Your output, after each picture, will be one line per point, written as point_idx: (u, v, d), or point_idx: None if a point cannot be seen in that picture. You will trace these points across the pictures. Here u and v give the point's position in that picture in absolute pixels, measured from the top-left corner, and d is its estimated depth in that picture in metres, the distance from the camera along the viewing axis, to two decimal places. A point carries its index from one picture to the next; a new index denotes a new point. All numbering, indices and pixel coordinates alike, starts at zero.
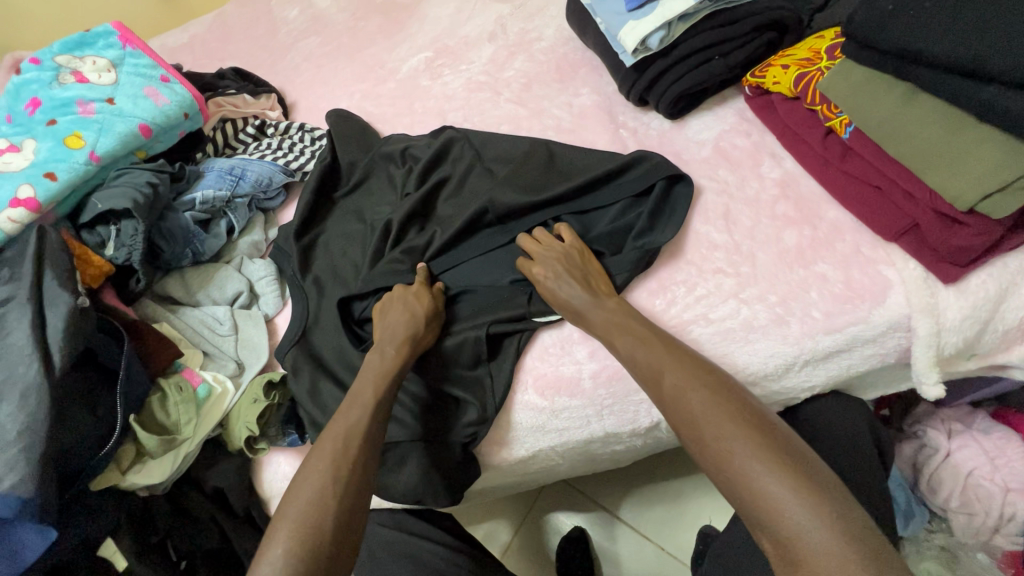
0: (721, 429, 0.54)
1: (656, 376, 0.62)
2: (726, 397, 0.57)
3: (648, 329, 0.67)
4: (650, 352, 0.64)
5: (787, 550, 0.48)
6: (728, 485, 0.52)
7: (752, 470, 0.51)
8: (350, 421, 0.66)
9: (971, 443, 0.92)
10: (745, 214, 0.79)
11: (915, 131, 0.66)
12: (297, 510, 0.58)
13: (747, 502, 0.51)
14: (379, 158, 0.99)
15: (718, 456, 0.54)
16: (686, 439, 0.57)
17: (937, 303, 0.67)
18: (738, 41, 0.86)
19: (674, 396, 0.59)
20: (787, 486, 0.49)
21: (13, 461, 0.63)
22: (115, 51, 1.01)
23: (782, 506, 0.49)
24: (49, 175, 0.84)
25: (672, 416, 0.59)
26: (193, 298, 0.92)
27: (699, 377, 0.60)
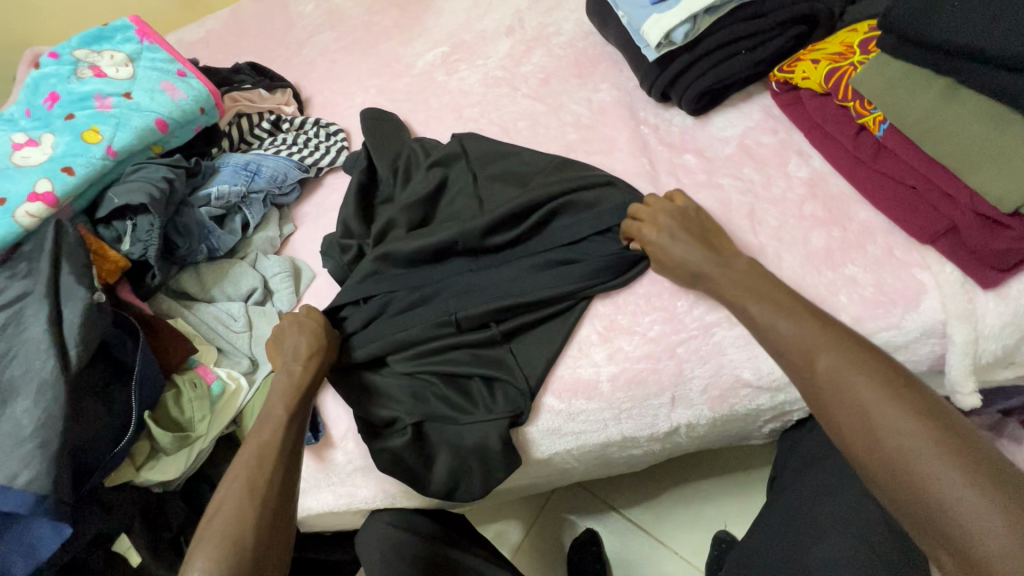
0: (899, 426, 0.51)
1: (808, 358, 0.58)
2: (902, 391, 0.53)
3: (797, 306, 0.62)
4: (804, 331, 0.59)
5: (965, 552, 0.45)
6: (904, 486, 0.49)
7: (940, 474, 0.48)
8: (260, 439, 0.66)
9: (1001, 453, 0.89)
10: (771, 214, 0.76)
11: (955, 129, 0.64)
12: (216, 531, 0.58)
13: (927, 507, 0.48)
14: (413, 159, 0.93)
15: (892, 453, 0.50)
16: (849, 429, 0.54)
17: (974, 309, 0.64)
18: (766, 36, 0.83)
19: (833, 383, 0.55)
20: (987, 497, 0.45)
21: (29, 457, 0.63)
22: (132, 45, 1.00)
23: (978, 517, 0.45)
24: (67, 170, 0.84)
25: (830, 403, 0.55)
26: (208, 294, 0.91)
27: (863, 365, 0.55)
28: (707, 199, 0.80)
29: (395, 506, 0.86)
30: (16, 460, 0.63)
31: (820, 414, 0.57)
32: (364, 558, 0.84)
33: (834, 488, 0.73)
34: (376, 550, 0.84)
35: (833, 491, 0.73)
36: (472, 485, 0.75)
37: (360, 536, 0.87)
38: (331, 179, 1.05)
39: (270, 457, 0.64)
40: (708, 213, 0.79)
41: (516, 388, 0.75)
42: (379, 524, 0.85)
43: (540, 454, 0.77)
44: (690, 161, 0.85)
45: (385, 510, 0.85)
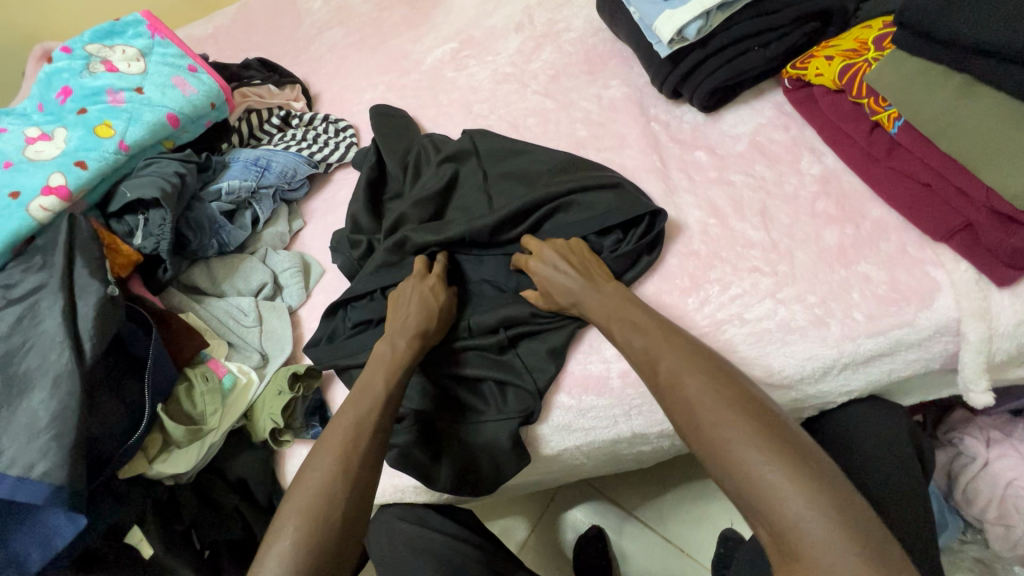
0: (718, 418, 0.52)
1: (652, 365, 0.60)
2: (722, 383, 0.55)
3: (647, 316, 0.65)
4: (645, 340, 0.62)
5: (783, 542, 0.47)
6: (731, 483, 0.50)
7: (749, 459, 0.49)
8: (358, 414, 0.65)
9: (1010, 453, 0.88)
10: (783, 211, 0.76)
11: (972, 126, 0.63)
12: (304, 500, 0.58)
13: (744, 492, 0.49)
14: (423, 154, 0.93)
15: (714, 445, 0.52)
16: (684, 429, 0.55)
17: (989, 307, 0.64)
18: (779, 32, 0.83)
19: (670, 385, 0.57)
20: (789, 479, 0.48)
21: (46, 448, 0.63)
22: (144, 40, 1.00)
23: (783, 498, 0.47)
24: (79, 164, 0.84)
25: (669, 404, 0.57)
26: (219, 289, 0.92)
27: (694, 364, 0.57)
28: (719, 196, 0.80)
29: (404, 501, 0.86)
30: (33, 451, 0.63)
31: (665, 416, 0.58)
32: (375, 551, 0.85)
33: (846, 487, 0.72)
34: (386, 544, 0.84)
35: None
36: (480, 484, 0.75)
37: (369, 530, 0.87)
38: (341, 175, 1.05)
39: (363, 436, 0.63)
40: (720, 209, 0.79)
41: (522, 389, 0.75)
42: (387, 518, 0.85)
43: (548, 450, 0.77)
44: (701, 158, 0.84)
45: (393, 505, 0.86)
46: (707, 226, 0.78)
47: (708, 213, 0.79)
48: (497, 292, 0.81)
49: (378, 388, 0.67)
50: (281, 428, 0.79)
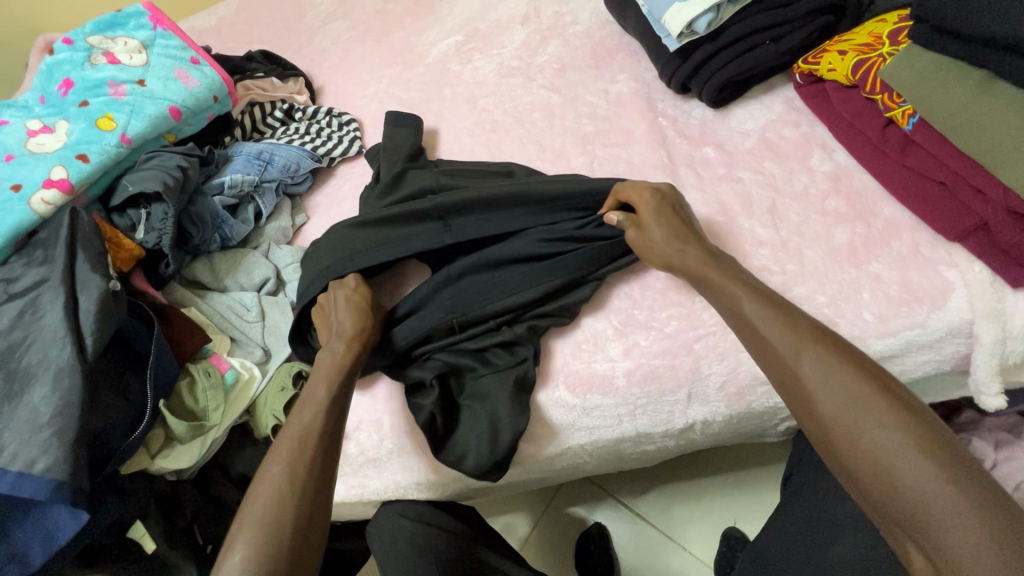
0: (878, 424, 0.50)
1: (794, 355, 0.56)
2: (882, 389, 0.52)
3: (780, 303, 0.61)
4: (784, 329, 0.58)
5: (941, 560, 0.45)
6: (887, 495, 0.48)
7: (917, 474, 0.47)
8: (302, 423, 0.64)
9: (1020, 455, 0.87)
10: (793, 209, 0.75)
11: (989, 123, 0.62)
12: (254, 517, 0.57)
13: (899, 503, 0.47)
14: (420, 166, 0.90)
15: (870, 451, 0.49)
16: (830, 432, 0.52)
17: (1003, 309, 0.63)
18: (791, 25, 0.81)
19: (817, 381, 0.53)
20: (960, 497, 0.46)
21: (47, 444, 0.63)
22: (146, 32, 0.99)
23: (948, 515, 0.45)
24: (81, 157, 0.83)
25: (811, 403, 0.54)
26: (221, 284, 0.91)
27: (848, 362, 0.54)
28: (727, 193, 0.79)
29: (406, 497, 0.85)
30: (34, 446, 0.63)
31: (802, 414, 0.55)
32: (375, 547, 0.85)
33: None
34: (387, 541, 0.84)
35: None
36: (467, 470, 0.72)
37: (370, 526, 0.87)
38: (343, 169, 1.04)
39: (308, 446, 0.62)
40: (728, 207, 0.78)
41: (500, 376, 0.74)
42: (388, 515, 0.85)
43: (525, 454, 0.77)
44: (709, 154, 0.83)
45: (394, 501, 0.85)
46: (715, 224, 0.77)
47: (716, 210, 0.78)
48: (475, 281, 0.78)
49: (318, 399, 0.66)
50: (282, 425, 0.81)
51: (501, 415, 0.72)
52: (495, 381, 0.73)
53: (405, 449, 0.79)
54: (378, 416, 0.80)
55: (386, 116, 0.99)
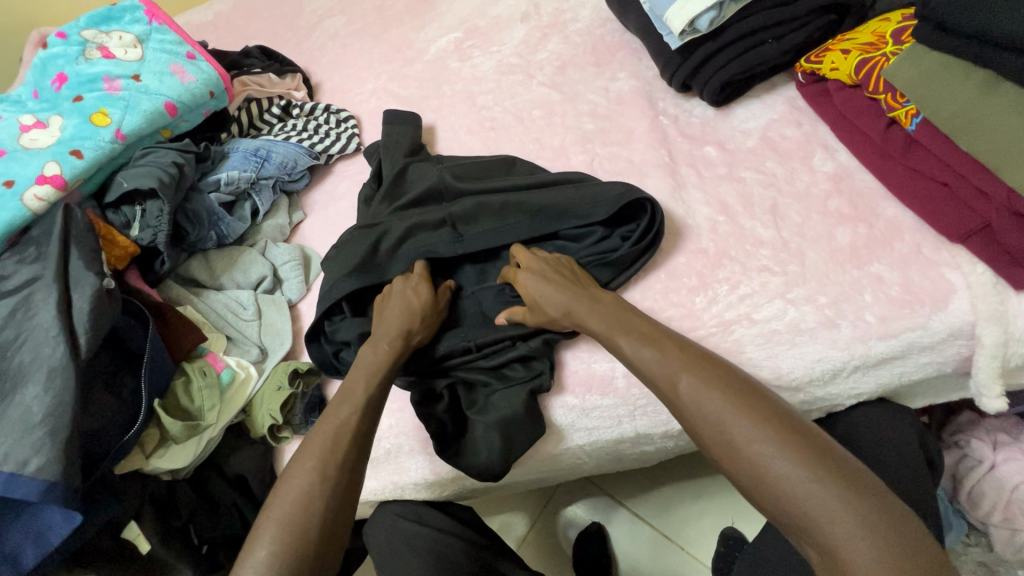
0: (752, 437, 0.51)
1: (671, 382, 0.57)
2: (752, 400, 0.53)
3: (652, 329, 0.62)
4: (660, 355, 0.59)
5: (833, 561, 0.46)
6: (774, 504, 0.49)
7: (793, 479, 0.48)
8: (338, 420, 0.64)
9: (1018, 456, 0.87)
10: (794, 209, 0.75)
11: (993, 124, 0.61)
12: (286, 512, 0.57)
13: (786, 509, 0.48)
14: (420, 162, 0.89)
15: (751, 465, 0.50)
16: (716, 448, 0.53)
17: (1006, 311, 0.63)
18: (793, 24, 0.80)
19: (694, 406, 0.55)
20: (836, 494, 0.47)
21: (40, 444, 0.62)
22: (141, 26, 0.98)
23: (826, 514, 0.46)
24: (74, 153, 0.82)
25: (696, 424, 0.54)
26: (217, 282, 0.90)
27: (716, 380, 0.55)
28: (728, 193, 0.78)
29: (404, 498, 0.85)
30: (27, 447, 0.62)
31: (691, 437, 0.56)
32: (373, 548, 0.84)
33: None
34: (384, 541, 0.83)
35: None
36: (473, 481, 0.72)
37: (367, 527, 0.87)
38: (341, 166, 1.03)
39: (344, 446, 0.61)
40: (729, 207, 0.77)
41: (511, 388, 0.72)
42: (386, 515, 0.85)
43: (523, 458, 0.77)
44: (710, 154, 0.83)
45: (392, 501, 0.85)
46: (716, 224, 0.76)
47: (717, 210, 0.77)
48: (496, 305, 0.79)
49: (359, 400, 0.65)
50: (280, 424, 0.78)
51: (507, 424, 0.70)
52: (508, 395, 0.72)
53: (403, 449, 0.79)
54: None
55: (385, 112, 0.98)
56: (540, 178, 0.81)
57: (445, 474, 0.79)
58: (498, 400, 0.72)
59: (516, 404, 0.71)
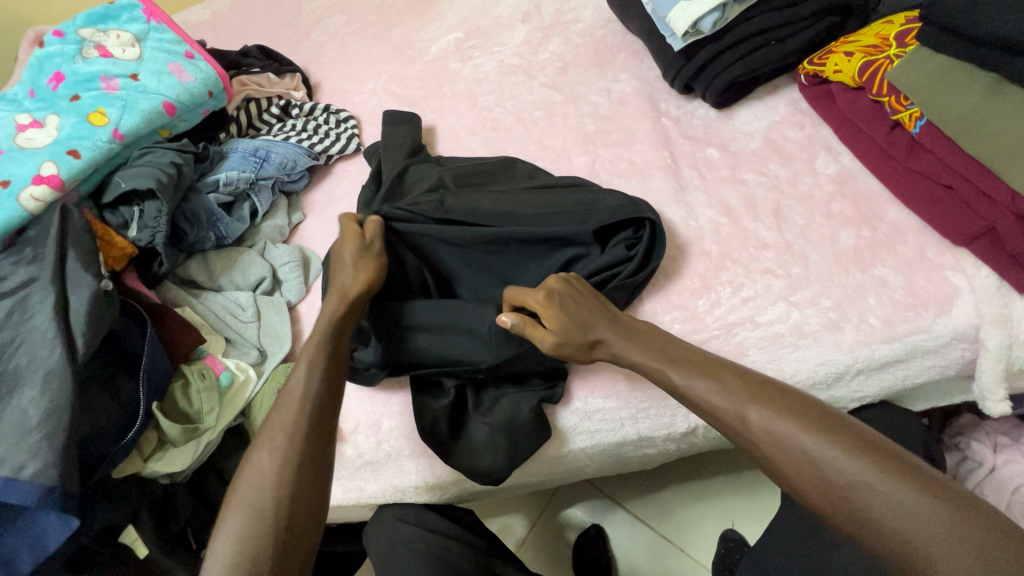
0: (839, 466, 0.50)
1: (739, 416, 0.56)
2: (829, 430, 0.52)
3: (706, 358, 0.61)
4: (723, 387, 0.58)
5: None
6: (879, 539, 0.47)
7: (893, 509, 0.47)
8: (292, 394, 0.63)
9: (1019, 459, 0.87)
10: (797, 211, 0.74)
11: (998, 128, 0.61)
12: (247, 494, 0.57)
13: (891, 541, 0.47)
14: (421, 165, 0.88)
15: (843, 498, 0.49)
16: (801, 484, 0.52)
17: (1010, 314, 0.62)
18: (796, 26, 0.80)
19: (770, 439, 0.53)
20: (943, 518, 0.46)
21: (36, 449, 0.61)
22: (139, 25, 0.97)
23: (937, 542, 0.45)
24: (72, 153, 0.81)
25: (775, 461, 0.53)
26: (216, 283, 0.89)
27: (786, 411, 0.54)
28: (731, 195, 0.78)
29: (403, 501, 0.85)
30: (23, 451, 0.61)
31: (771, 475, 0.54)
32: (373, 552, 0.83)
33: None
34: (384, 545, 0.83)
35: None
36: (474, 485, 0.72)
37: (367, 530, 0.86)
38: (341, 167, 1.03)
39: (293, 419, 0.60)
40: (732, 209, 0.77)
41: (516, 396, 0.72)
42: (385, 518, 0.84)
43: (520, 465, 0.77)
44: (713, 155, 0.82)
45: (392, 504, 0.84)
46: (719, 226, 0.76)
47: (720, 212, 0.77)
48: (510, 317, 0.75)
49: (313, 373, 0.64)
50: None
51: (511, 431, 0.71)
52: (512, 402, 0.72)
53: (404, 452, 0.78)
54: (375, 419, 0.79)
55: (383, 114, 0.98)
56: (542, 182, 0.81)
57: (446, 477, 0.78)
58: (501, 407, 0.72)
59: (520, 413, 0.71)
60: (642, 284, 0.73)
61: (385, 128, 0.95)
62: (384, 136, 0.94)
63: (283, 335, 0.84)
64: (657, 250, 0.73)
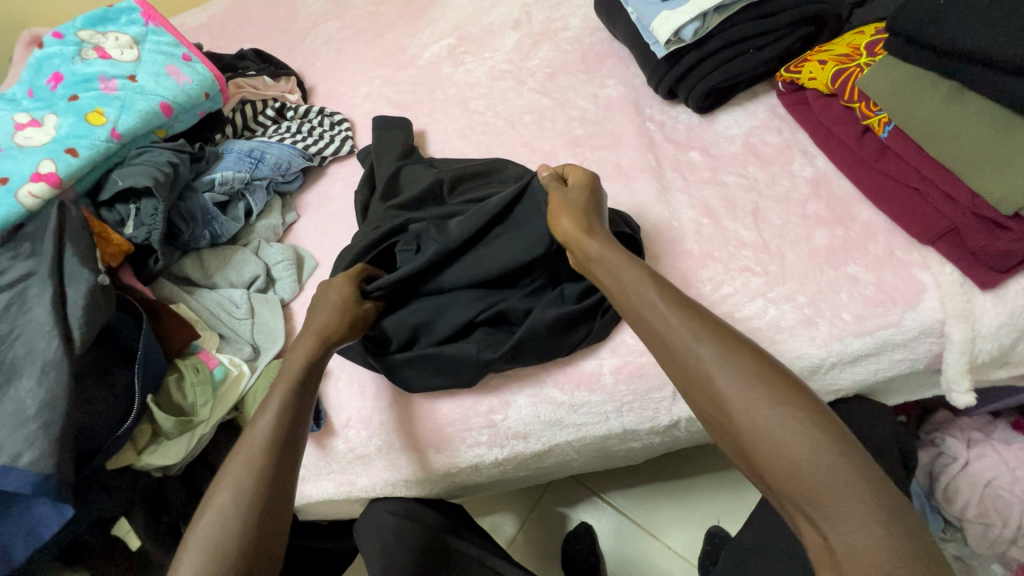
0: (773, 405, 0.52)
1: (691, 351, 0.57)
2: (774, 377, 0.54)
3: (680, 297, 0.62)
4: (685, 319, 0.58)
5: (840, 543, 0.47)
6: (788, 483, 0.50)
7: (807, 456, 0.49)
8: (256, 430, 0.61)
9: (991, 453, 0.90)
10: (775, 212, 0.78)
11: (958, 133, 0.65)
12: (204, 537, 0.55)
13: (794, 479, 0.49)
14: (418, 166, 0.91)
15: (768, 438, 0.51)
16: (735, 420, 0.53)
17: (973, 309, 0.66)
18: (774, 35, 0.84)
19: (715, 372, 0.55)
20: (850, 471, 0.48)
21: (33, 437, 0.62)
22: (138, 27, 0.99)
23: (835, 487, 0.48)
24: (70, 151, 0.83)
25: (716, 394, 0.55)
26: (210, 280, 0.91)
27: (739, 354, 0.55)
28: (712, 196, 0.81)
29: (394, 495, 0.86)
30: (20, 439, 0.62)
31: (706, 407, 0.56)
32: (363, 544, 0.85)
33: None
34: (374, 538, 0.84)
35: None
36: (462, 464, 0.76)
37: (358, 523, 0.87)
38: (334, 168, 1.05)
39: (261, 453, 0.59)
40: (712, 210, 0.80)
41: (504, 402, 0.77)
42: (376, 512, 0.85)
43: (497, 457, 0.79)
44: (695, 158, 0.85)
45: (383, 499, 0.86)
46: (700, 226, 0.79)
47: (701, 213, 0.80)
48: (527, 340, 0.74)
49: (283, 402, 0.64)
50: None
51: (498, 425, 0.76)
52: (471, 347, 0.74)
53: (394, 446, 0.80)
54: (366, 414, 0.80)
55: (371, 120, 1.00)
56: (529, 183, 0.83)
57: (436, 471, 0.80)
58: (464, 354, 0.74)
59: (476, 361, 0.74)
60: None
61: (375, 133, 0.97)
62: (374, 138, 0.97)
63: (274, 338, 0.86)
64: (636, 249, 0.75)
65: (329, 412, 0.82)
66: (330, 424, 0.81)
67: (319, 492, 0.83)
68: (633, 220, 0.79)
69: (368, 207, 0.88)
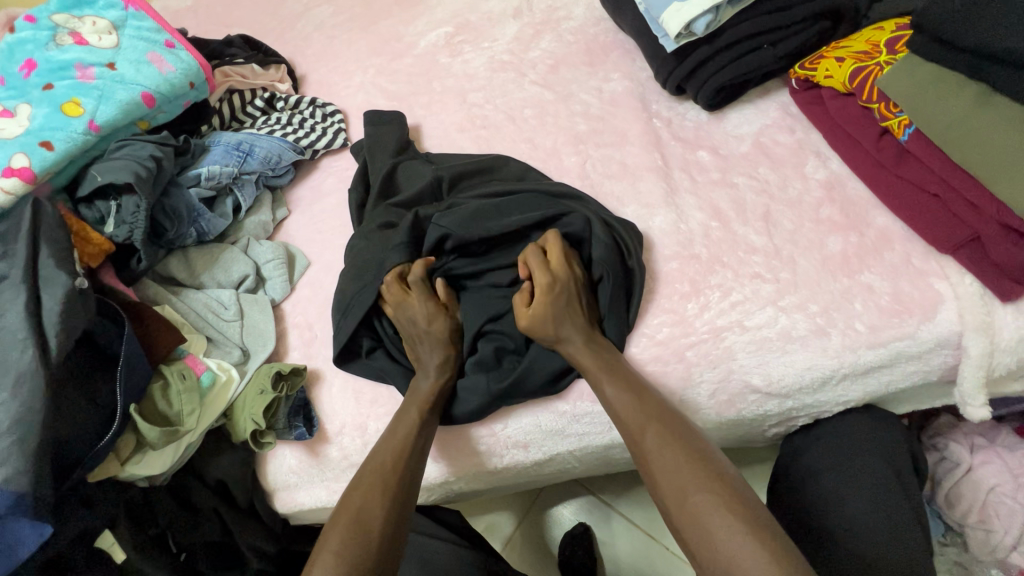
0: (700, 491, 0.54)
1: (639, 431, 0.60)
2: (703, 458, 0.56)
3: (631, 378, 0.65)
4: (632, 402, 0.62)
5: None
6: (710, 561, 0.51)
7: (726, 534, 0.51)
8: (394, 442, 0.66)
9: (994, 460, 0.89)
10: (787, 216, 0.75)
11: (984, 139, 0.62)
12: (340, 533, 0.58)
13: (714, 554, 0.51)
14: (418, 160, 0.88)
15: (693, 517, 0.53)
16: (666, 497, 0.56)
17: (992, 321, 0.64)
18: (789, 30, 0.80)
19: (656, 454, 0.58)
20: (765, 549, 0.49)
21: (7, 454, 0.59)
22: (116, 11, 0.93)
23: (752, 566, 0.48)
24: (45, 145, 0.78)
25: (651, 474, 0.58)
26: (197, 280, 0.87)
27: (675, 436, 0.59)
28: (721, 198, 0.78)
29: None
30: None
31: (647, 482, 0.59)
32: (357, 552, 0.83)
33: (839, 498, 0.70)
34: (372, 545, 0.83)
35: (847, 496, 0.70)
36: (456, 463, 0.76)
37: None
38: (327, 162, 1.01)
39: (392, 466, 0.64)
40: (722, 213, 0.77)
41: (511, 417, 0.74)
42: None
43: (498, 465, 0.76)
44: (704, 158, 0.82)
45: None
46: (709, 230, 0.76)
47: (710, 215, 0.77)
48: (539, 373, 0.70)
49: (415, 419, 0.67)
50: (263, 429, 0.75)
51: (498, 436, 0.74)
52: (480, 378, 0.71)
53: None
54: (361, 421, 0.77)
55: (363, 114, 0.96)
56: (534, 184, 0.80)
57: (433, 481, 0.77)
58: (474, 383, 0.71)
59: (485, 394, 0.70)
60: (635, 303, 0.72)
61: (367, 129, 0.93)
62: (367, 135, 0.92)
63: (264, 343, 0.83)
64: (639, 257, 0.73)
65: (322, 419, 0.79)
66: (323, 431, 0.79)
67: (313, 500, 0.80)
68: (637, 225, 0.77)
69: (365, 207, 0.86)
